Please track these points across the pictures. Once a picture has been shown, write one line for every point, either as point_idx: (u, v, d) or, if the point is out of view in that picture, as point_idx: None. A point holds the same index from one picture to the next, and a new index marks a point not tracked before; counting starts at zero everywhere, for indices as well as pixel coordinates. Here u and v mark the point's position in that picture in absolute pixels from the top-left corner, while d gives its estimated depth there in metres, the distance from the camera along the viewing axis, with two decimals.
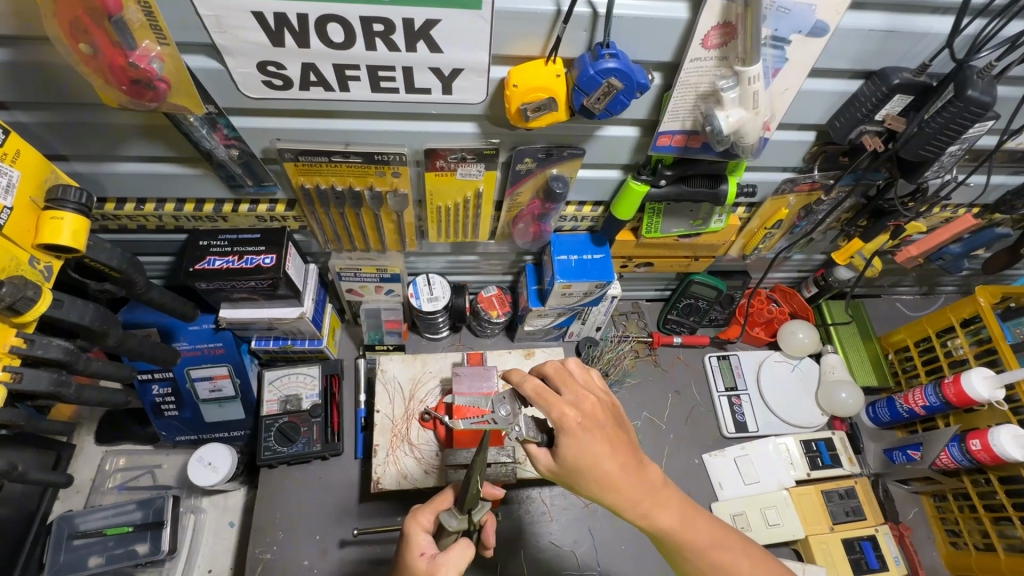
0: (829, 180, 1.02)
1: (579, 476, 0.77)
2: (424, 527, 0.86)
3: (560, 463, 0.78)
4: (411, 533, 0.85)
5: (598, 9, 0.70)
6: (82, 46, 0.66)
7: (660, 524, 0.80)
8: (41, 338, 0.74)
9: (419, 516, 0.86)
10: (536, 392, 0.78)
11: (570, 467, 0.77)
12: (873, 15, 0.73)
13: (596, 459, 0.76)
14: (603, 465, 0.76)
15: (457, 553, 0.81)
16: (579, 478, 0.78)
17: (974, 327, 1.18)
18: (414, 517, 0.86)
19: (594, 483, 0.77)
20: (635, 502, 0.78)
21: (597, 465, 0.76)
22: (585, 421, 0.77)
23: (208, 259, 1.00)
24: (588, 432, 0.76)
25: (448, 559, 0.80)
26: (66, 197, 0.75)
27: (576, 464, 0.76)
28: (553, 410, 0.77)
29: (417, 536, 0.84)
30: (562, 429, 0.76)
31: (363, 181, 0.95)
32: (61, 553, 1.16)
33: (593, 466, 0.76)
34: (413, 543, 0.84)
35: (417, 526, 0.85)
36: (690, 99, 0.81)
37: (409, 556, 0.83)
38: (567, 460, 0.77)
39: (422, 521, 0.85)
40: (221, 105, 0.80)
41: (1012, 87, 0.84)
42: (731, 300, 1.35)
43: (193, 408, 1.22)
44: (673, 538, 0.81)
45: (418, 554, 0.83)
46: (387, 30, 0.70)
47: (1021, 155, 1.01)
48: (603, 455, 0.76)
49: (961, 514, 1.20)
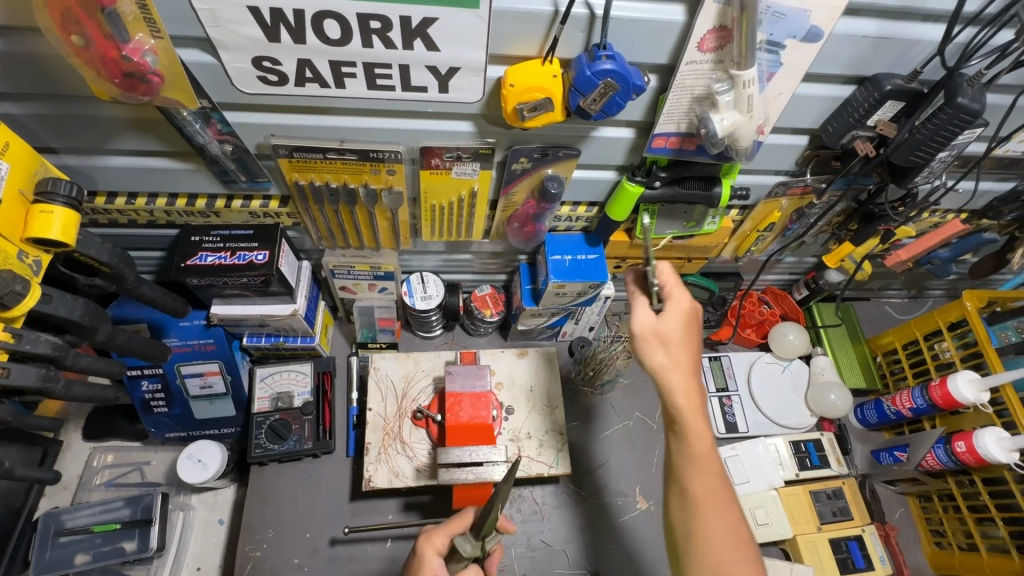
0: (821, 184, 1.03)
1: (653, 342, 0.82)
2: (437, 548, 0.88)
3: (648, 329, 0.83)
4: (424, 551, 0.87)
5: (595, 10, 0.70)
6: (74, 38, 0.66)
7: (679, 402, 0.80)
8: (29, 333, 0.73)
9: (434, 539, 0.88)
10: (670, 284, 0.85)
11: (653, 330, 0.83)
12: (866, 21, 0.74)
13: (668, 342, 0.82)
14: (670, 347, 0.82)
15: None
16: (651, 336, 0.83)
17: (961, 331, 1.20)
18: (429, 537, 0.88)
19: (650, 349, 0.82)
20: (677, 386, 0.80)
21: (671, 344, 0.82)
22: (682, 317, 0.83)
23: (199, 255, 0.99)
24: (671, 321, 0.83)
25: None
26: (56, 190, 0.74)
27: (657, 335, 0.83)
28: (671, 299, 0.85)
29: (429, 557, 0.86)
30: (670, 298, 0.84)
31: (357, 179, 0.94)
32: (47, 551, 1.15)
33: (667, 341, 0.82)
34: (425, 562, 0.86)
35: (431, 547, 0.87)
36: (685, 102, 0.82)
37: (420, 574, 0.86)
38: (657, 328, 0.83)
39: (437, 543, 0.87)
40: (215, 99, 0.80)
41: (1002, 94, 0.86)
42: (723, 301, 1.38)
43: (183, 405, 1.22)
44: (683, 427, 0.80)
45: None
46: (384, 27, 0.69)
47: (1008, 161, 1.02)
48: (676, 341, 0.82)
49: (945, 514, 1.22)
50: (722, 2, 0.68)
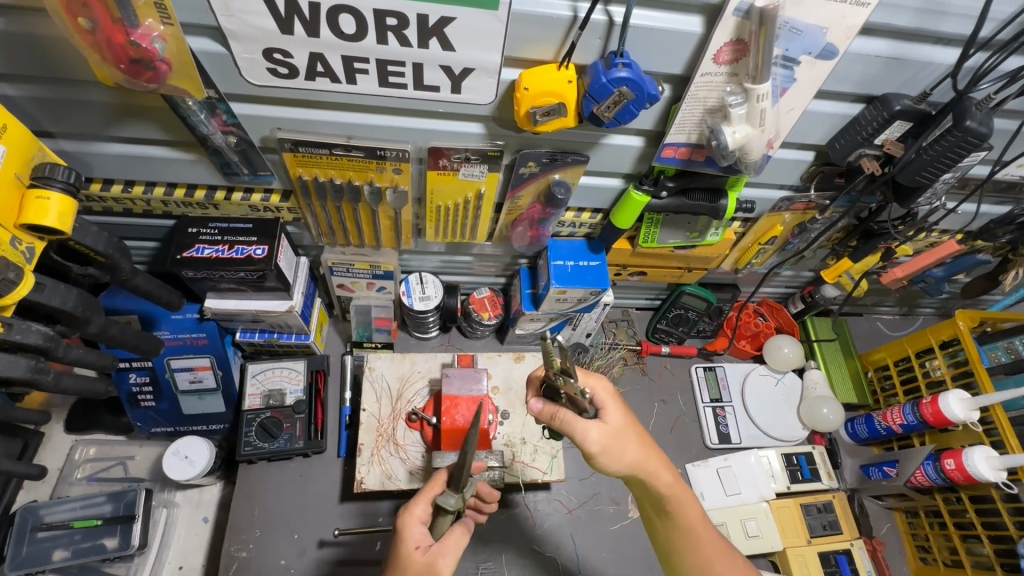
0: (824, 201, 1.04)
1: (619, 447, 0.81)
2: (418, 518, 0.83)
3: (605, 440, 0.80)
4: (404, 526, 0.82)
5: (615, 18, 0.70)
6: (80, 21, 0.64)
7: (668, 488, 0.83)
8: (20, 322, 0.70)
9: (413, 510, 0.83)
10: (598, 392, 0.82)
11: (615, 434, 0.81)
12: (879, 41, 0.75)
13: (625, 433, 0.82)
14: (632, 446, 0.81)
15: (455, 538, 0.82)
16: (622, 444, 0.81)
17: (952, 349, 1.21)
18: (409, 512, 0.83)
19: (620, 456, 0.80)
20: (663, 473, 0.83)
21: (626, 446, 0.81)
22: (614, 404, 0.82)
23: (196, 247, 0.97)
24: (617, 408, 0.82)
25: (446, 546, 0.80)
26: (54, 175, 0.71)
27: (616, 440, 0.81)
28: (605, 405, 0.82)
29: (412, 529, 0.81)
30: (604, 404, 0.82)
31: (362, 176, 0.93)
32: (24, 546, 1.11)
33: (624, 442, 0.81)
34: (407, 536, 0.81)
35: (412, 517, 0.83)
36: (697, 113, 0.81)
37: (403, 550, 0.80)
38: (612, 434, 0.81)
39: (417, 513, 0.83)
40: (223, 90, 0.78)
41: (1008, 119, 0.87)
42: (719, 312, 1.36)
43: (170, 399, 1.19)
44: (677, 502, 0.84)
45: (413, 547, 0.80)
46: (400, 24, 0.68)
47: (1007, 185, 1.04)
48: (630, 437, 0.82)
49: (931, 530, 1.24)
50: (740, 15, 0.68)
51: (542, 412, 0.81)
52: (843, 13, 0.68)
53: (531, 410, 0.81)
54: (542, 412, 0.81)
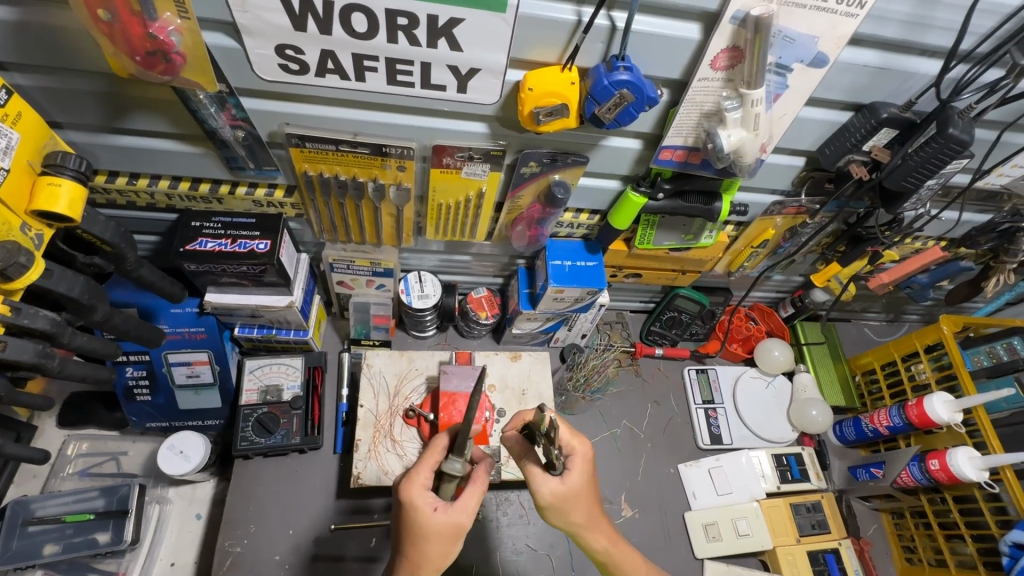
0: (814, 206, 1.07)
1: (567, 508, 0.82)
2: (423, 483, 0.81)
3: (556, 496, 0.81)
4: (409, 498, 0.80)
5: (617, 23, 0.73)
6: (99, 12, 0.65)
7: (603, 552, 0.87)
8: (28, 308, 0.71)
9: (415, 478, 0.81)
10: (573, 447, 0.83)
11: (567, 496, 0.81)
12: (868, 51, 0.78)
13: (577, 497, 0.82)
14: (581, 509, 0.83)
15: (472, 494, 0.80)
16: (570, 505, 0.82)
17: (937, 353, 1.25)
18: (410, 481, 0.81)
19: (567, 513, 0.82)
20: (598, 539, 0.86)
21: (575, 507, 0.82)
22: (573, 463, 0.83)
23: (199, 240, 0.98)
24: (576, 473, 0.82)
25: (463, 503, 0.80)
26: (65, 163, 0.72)
27: (568, 501, 0.82)
28: (572, 466, 0.82)
29: (419, 493, 0.80)
30: (570, 465, 0.82)
31: (366, 173, 0.95)
32: (14, 540, 1.10)
33: (573, 504, 0.82)
34: (418, 503, 0.79)
35: (416, 483, 0.81)
36: (694, 116, 0.84)
37: (421, 515, 0.79)
38: (564, 495, 0.81)
39: (421, 479, 0.81)
40: (233, 84, 0.79)
41: (988, 129, 0.91)
42: (712, 315, 1.39)
43: (167, 393, 1.19)
44: (615, 564, 0.88)
45: (430, 510, 0.79)
46: (411, 24, 0.71)
47: (987, 195, 1.10)
48: (582, 501, 0.82)
49: (917, 531, 1.26)
50: (736, 23, 0.71)
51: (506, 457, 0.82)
52: (834, 23, 0.72)
53: (498, 452, 0.82)
54: (506, 458, 0.82)
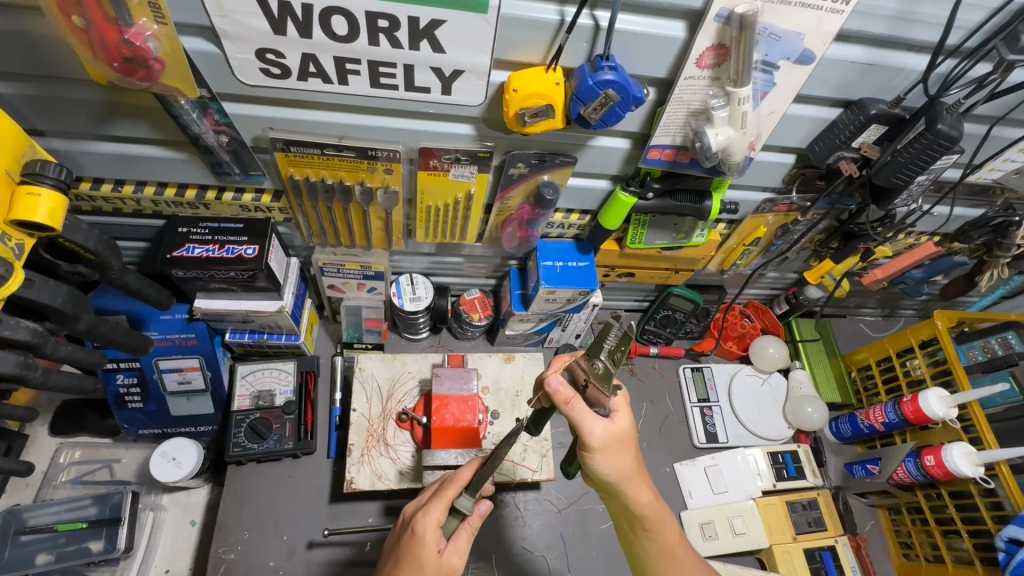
0: (806, 203, 1.07)
1: (616, 451, 0.78)
2: (436, 521, 0.80)
3: (608, 439, 0.76)
4: (420, 528, 0.80)
5: (600, 22, 0.72)
6: (74, 19, 0.64)
7: (647, 507, 0.82)
8: (9, 319, 0.71)
9: (431, 511, 0.81)
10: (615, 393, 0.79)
11: (617, 436, 0.77)
12: (856, 47, 0.77)
13: (624, 442, 0.78)
14: (624, 456, 0.79)
15: (465, 538, 0.82)
16: (618, 449, 0.78)
17: (931, 349, 1.25)
18: (424, 512, 0.81)
19: (616, 457, 0.78)
20: (643, 491, 0.81)
21: (625, 451, 0.78)
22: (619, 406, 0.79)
23: (186, 246, 0.98)
24: (623, 415, 0.79)
25: (457, 545, 0.81)
26: (44, 172, 0.72)
27: (616, 444, 0.78)
28: (618, 408, 0.79)
29: (429, 528, 0.79)
30: (616, 407, 0.79)
31: (353, 176, 0.94)
32: (6, 550, 1.10)
33: (622, 448, 0.78)
34: (427, 539, 0.79)
35: (431, 520, 0.80)
36: (681, 115, 0.84)
37: (424, 551, 0.79)
38: (616, 436, 0.77)
39: (436, 515, 0.80)
40: (215, 89, 0.79)
41: (978, 124, 0.91)
42: (706, 313, 1.38)
43: (158, 400, 1.18)
44: (655, 521, 0.83)
45: (434, 551, 0.79)
46: (391, 26, 0.70)
47: (980, 189, 1.09)
48: (630, 445, 0.79)
49: (913, 526, 1.26)
50: (721, 21, 0.71)
51: (557, 394, 0.76)
52: (820, 20, 0.71)
53: (548, 388, 0.76)
54: (557, 395, 0.76)
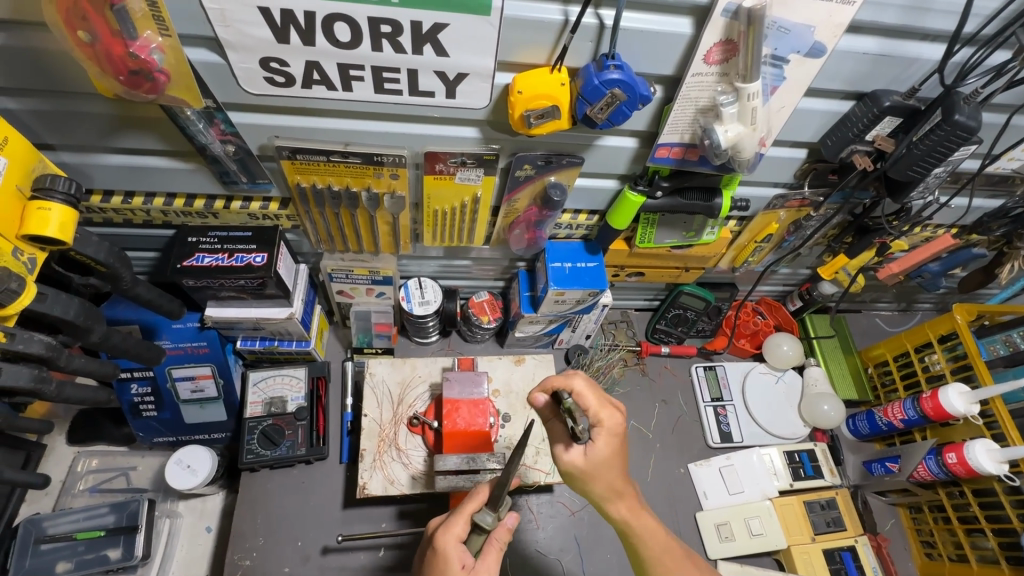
0: (818, 198, 1.05)
1: (591, 476, 0.78)
2: (458, 537, 0.81)
3: (579, 467, 0.78)
4: (442, 546, 0.80)
5: (605, 21, 0.71)
6: (79, 34, 0.64)
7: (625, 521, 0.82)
8: (22, 333, 0.71)
9: (452, 527, 0.81)
10: (603, 423, 0.77)
11: (592, 466, 0.77)
12: (868, 39, 0.76)
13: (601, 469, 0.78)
14: (602, 481, 0.78)
15: (493, 555, 0.81)
16: (593, 475, 0.78)
17: (951, 344, 1.22)
18: (445, 529, 0.81)
19: (591, 481, 0.78)
20: (621, 508, 0.81)
21: (599, 477, 0.78)
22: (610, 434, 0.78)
23: (196, 256, 0.98)
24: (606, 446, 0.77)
25: (486, 563, 0.80)
26: (55, 186, 0.72)
27: (588, 472, 0.78)
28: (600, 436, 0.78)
29: (452, 546, 0.79)
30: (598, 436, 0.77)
31: (360, 182, 0.94)
32: (27, 558, 1.11)
33: (597, 474, 0.78)
34: (450, 556, 0.79)
35: (451, 537, 0.80)
36: (689, 113, 0.82)
37: (449, 569, 0.78)
38: (588, 465, 0.78)
39: (456, 531, 0.81)
40: (220, 99, 0.79)
41: (996, 113, 0.88)
42: (718, 311, 1.37)
43: (172, 408, 1.19)
44: (636, 538, 0.82)
45: (458, 567, 0.78)
46: (394, 31, 0.69)
47: (999, 179, 1.06)
48: (608, 472, 0.78)
49: (936, 525, 1.24)
50: (728, 15, 0.69)
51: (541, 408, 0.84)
52: (830, 11, 0.69)
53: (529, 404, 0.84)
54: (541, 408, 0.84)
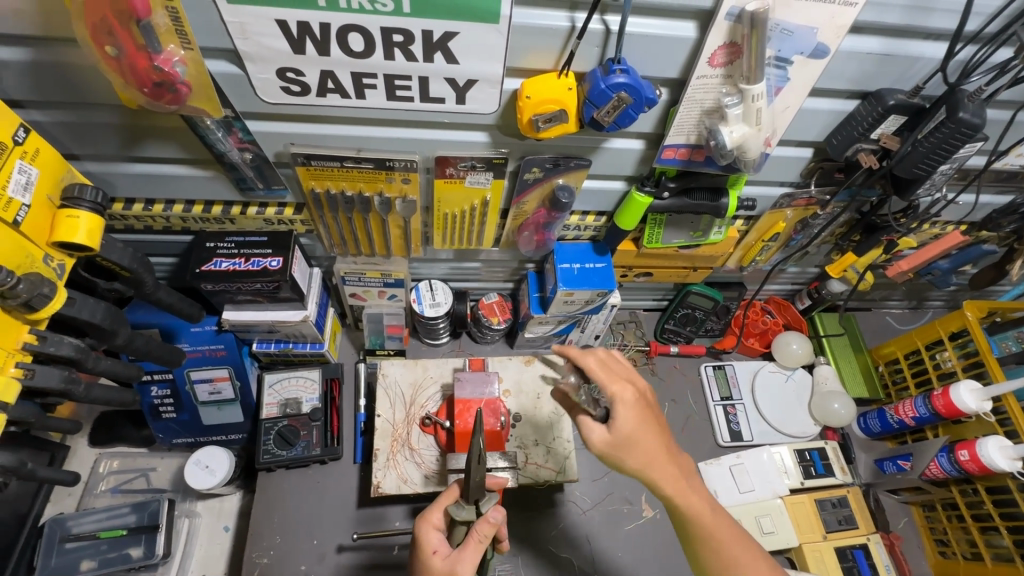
0: (825, 196, 1.06)
1: (626, 449, 0.81)
2: (434, 525, 0.88)
3: (608, 437, 0.81)
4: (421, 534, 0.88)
5: (611, 26, 0.72)
6: (107, 49, 0.67)
7: (671, 485, 0.82)
8: (53, 336, 0.74)
9: (429, 517, 0.89)
10: (621, 398, 0.81)
11: (623, 439, 0.80)
12: (871, 38, 0.77)
13: (637, 431, 0.81)
14: (642, 445, 0.81)
15: (472, 550, 0.83)
16: (628, 451, 0.81)
17: (962, 340, 1.22)
18: (424, 520, 0.89)
19: (627, 453, 0.81)
20: (669, 470, 0.82)
21: (634, 446, 0.81)
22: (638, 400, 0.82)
23: (214, 260, 1.01)
24: (640, 408, 0.81)
25: (464, 556, 0.83)
26: (82, 196, 0.75)
27: (622, 443, 0.81)
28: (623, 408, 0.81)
29: (429, 535, 0.87)
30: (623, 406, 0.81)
31: (372, 187, 0.96)
32: (52, 557, 1.15)
33: (630, 442, 0.81)
34: (426, 544, 0.87)
35: (427, 524, 0.88)
36: (695, 114, 0.84)
37: (425, 558, 0.86)
38: (619, 438, 0.81)
39: (433, 520, 0.88)
40: (238, 109, 0.81)
41: (1001, 110, 0.89)
42: (727, 310, 1.38)
43: (191, 410, 1.22)
44: (685, 504, 0.82)
45: (431, 553, 0.85)
46: (406, 40, 0.71)
47: (1007, 175, 1.06)
48: (644, 436, 0.81)
49: (949, 523, 1.23)
50: (732, 19, 0.71)
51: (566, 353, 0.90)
52: (833, 13, 0.70)
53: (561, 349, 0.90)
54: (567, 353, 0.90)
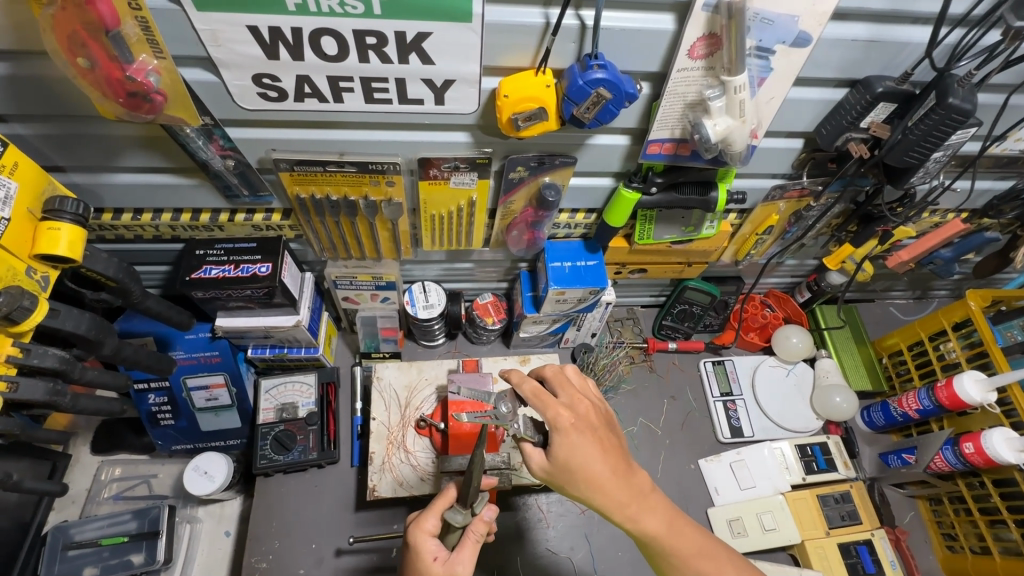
0: (818, 187, 1.04)
1: (567, 475, 0.78)
2: (429, 531, 0.85)
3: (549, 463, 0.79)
4: (415, 542, 0.85)
5: (586, 21, 0.71)
6: (79, 60, 0.67)
7: (621, 507, 0.79)
8: (37, 348, 0.75)
9: (423, 523, 0.86)
10: (558, 420, 0.78)
11: (561, 467, 0.78)
12: (856, 25, 0.75)
13: (578, 458, 0.77)
14: (586, 471, 0.77)
15: (469, 551, 0.83)
16: (570, 477, 0.79)
17: (966, 330, 1.19)
18: (418, 526, 0.86)
19: (568, 478, 0.78)
20: (618, 493, 0.78)
21: (575, 471, 0.77)
22: (577, 422, 0.79)
23: (204, 268, 1.00)
24: (579, 431, 0.78)
25: (461, 556, 0.83)
26: (63, 208, 0.75)
27: (562, 470, 0.78)
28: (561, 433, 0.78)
29: (425, 541, 0.84)
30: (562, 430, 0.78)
31: (357, 191, 0.96)
32: (56, 564, 1.16)
33: (570, 468, 0.78)
34: (423, 551, 0.84)
35: (421, 530, 0.85)
36: (678, 108, 0.82)
37: (424, 565, 0.83)
38: (558, 464, 0.78)
39: (428, 526, 0.85)
40: (217, 116, 0.81)
41: (993, 94, 0.87)
42: (724, 305, 1.36)
43: (188, 417, 1.23)
44: (638, 527, 0.80)
45: (430, 559, 0.83)
46: (380, 43, 0.71)
47: (1007, 160, 1.03)
48: (585, 462, 0.77)
49: (956, 517, 1.21)
50: (709, 10, 0.69)
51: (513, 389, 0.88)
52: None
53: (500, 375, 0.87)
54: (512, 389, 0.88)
